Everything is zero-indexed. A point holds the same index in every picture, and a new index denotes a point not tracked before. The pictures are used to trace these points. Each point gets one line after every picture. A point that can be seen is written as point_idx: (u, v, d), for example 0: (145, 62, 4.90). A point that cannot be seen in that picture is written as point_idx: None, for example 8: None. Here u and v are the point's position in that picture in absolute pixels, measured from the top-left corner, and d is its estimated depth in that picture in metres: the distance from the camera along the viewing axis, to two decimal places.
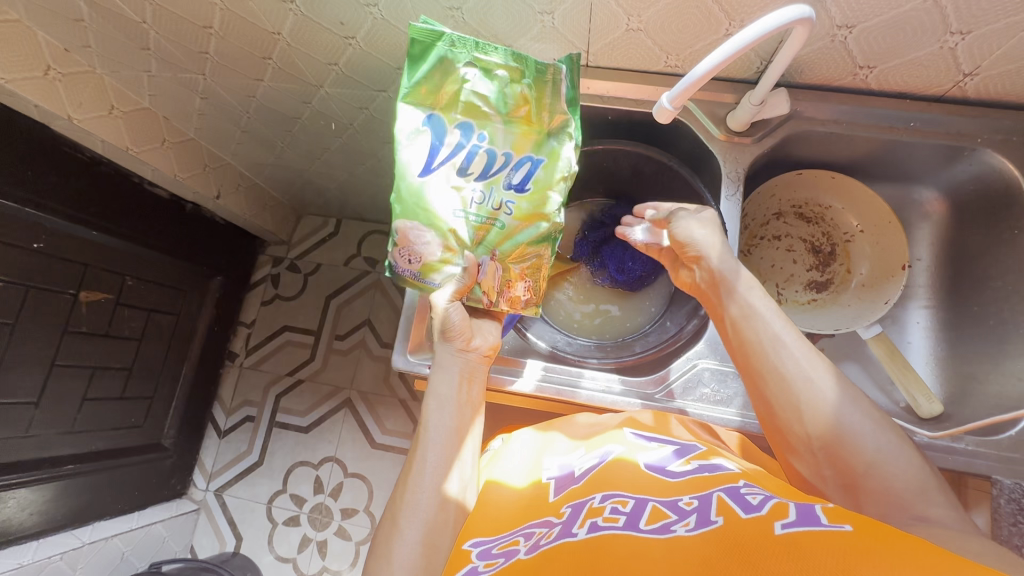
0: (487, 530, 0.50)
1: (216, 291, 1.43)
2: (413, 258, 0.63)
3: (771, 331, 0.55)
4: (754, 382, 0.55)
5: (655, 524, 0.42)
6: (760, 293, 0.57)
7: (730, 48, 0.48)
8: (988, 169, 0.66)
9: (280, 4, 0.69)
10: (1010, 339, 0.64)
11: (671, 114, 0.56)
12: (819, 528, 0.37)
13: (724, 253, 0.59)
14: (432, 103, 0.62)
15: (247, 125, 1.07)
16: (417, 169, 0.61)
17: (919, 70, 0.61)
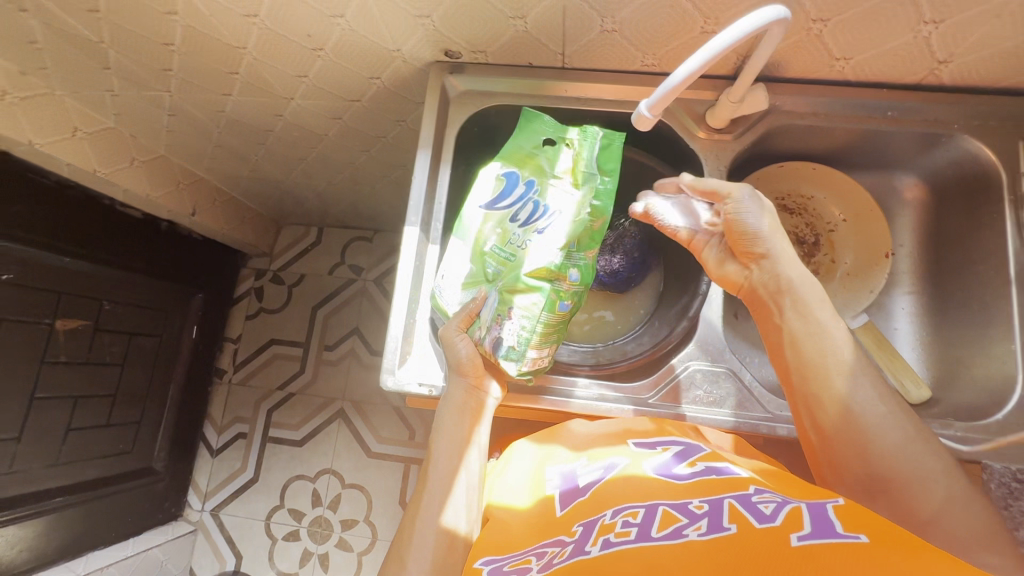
0: (494, 548, 0.50)
1: (199, 309, 1.40)
2: (443, 279, 0.64)
3: (839, 357, 0.54)
4: (811, 407, 0.54)
5: (667, 530, 0.42)
6: (827, 312, 0.56)
7: (709, 52, 0.47)
8: (965, 154, 0.67)
9: (243, 18, 0.66)
10: (992, 322, 0.64)
11: (651, 122, 0.54)
12: (835, 541, 0.37)
13: (797, 268, 0.57)
14: (515, 159, 0.65)
15: (219, 139, 1.04)
16: (484, 203, 0.64)
17: (894, 60, 0.61)
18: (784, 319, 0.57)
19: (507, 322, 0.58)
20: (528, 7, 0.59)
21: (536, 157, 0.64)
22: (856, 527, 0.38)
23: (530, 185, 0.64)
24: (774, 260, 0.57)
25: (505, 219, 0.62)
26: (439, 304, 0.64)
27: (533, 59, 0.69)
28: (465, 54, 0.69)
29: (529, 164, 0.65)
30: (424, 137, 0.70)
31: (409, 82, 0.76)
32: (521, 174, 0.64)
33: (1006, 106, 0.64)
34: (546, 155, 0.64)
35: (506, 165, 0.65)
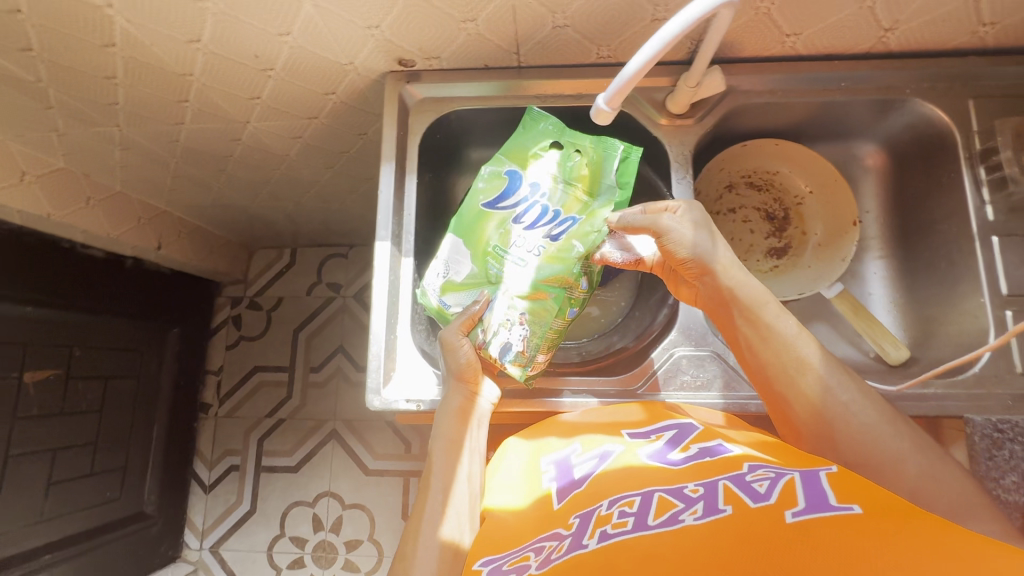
0: (493, 545, 0.48)
1: (175, 344, 1.36)
2: (437, 277, 0.64)
3: (794, 356, 0.56)
4: (776, 408, 0.56)
5: (663, 517, 0.42)
6: (774, 311, 0.57)
7: (661, 40, 0.47)
8: (919, 117, 0.68)
9: (186, 45, 0.64)
10: (961, 278, 0.66)
11: (610, 116, 0.54)
12: (828, 514, 0.38)
13: (737, 272, 0.58)
14: (519, 159, 0.66)
15: (177, 169, 1.01)
16: (485, 199, 0.65)
17: (841, 31, 0.62)
18: (737, 326, 0.58)
19: (515, 326, 0.60)
20: (477, 9, 0.58)
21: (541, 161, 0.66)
22: (849, 499, 0.39)
23: (535, 189, 0.65)
24: (714, 275, 0.58)
25: (509, 221, 0.64)
26: (432, 304, 0.63)
27: (487, 61, 0.68)
28: (419, 62, 0.68)
29: (534, 166, 0.66)
30: (386, 149, 0.69)
31: (365, 94, 0.75)
32: (527, 175, 0.66)
33: (952, 67, 0.66)
34: (554, 159, 0.66)
35: (509, 166, 0.66)
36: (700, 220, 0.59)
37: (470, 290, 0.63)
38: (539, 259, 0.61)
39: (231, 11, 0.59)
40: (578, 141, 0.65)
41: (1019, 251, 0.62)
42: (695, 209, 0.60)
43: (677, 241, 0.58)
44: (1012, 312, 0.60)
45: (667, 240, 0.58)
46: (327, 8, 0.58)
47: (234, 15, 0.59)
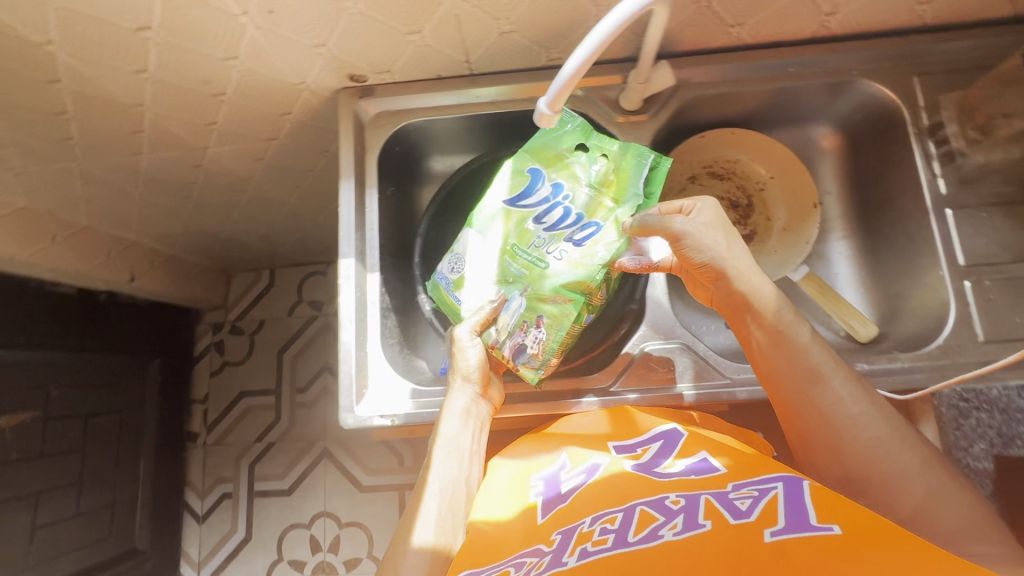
0: (474, 558, 0.48)
1: (157, 375, 1.34)
2: (456, 272, 0.65)
3: (807, 363, 0.56)
4: (786, 414, 0.57)
5: (643, 533, 0.42)
6: (792, 318, 0.57)
7: (598, 36, 0.47)
8: (867, 97, 0.69)
9: (133, 75, 0.64)
10: (920, 252, 0.66)
11: (552, 120, 0.53)
12: (809, 535, 0.37)
13: (752, 276, 0.58)
14: (542, 157, 0.65)
15: (142, 199, 1.01)
16: (507, 198, 0.65)
17: (783, 19, 0.63)
18: (750, 330, 0.58)
19: (532, 329, 0.61)
20: (421, 20, 0.58)
21: (567, 161, 0.64)
22: (830, 518, 0.39)
23: (559, 189, 0.64)
24: (729, 278, 0.58)
25: (530, 221, 0.64)
26: (450, 300, 0.65)
27: (439, 71, 0.68)
28: (370, 76, 0.68)
29: (558, 165, 0.65)
30: (344, 166, 0.68)
31: (322, 111, 0.75)
32: (551, 175, 0.64)
33: (896, 46, 0.66)
34: (579, 160, 0.64)
35: (532, 164, 0.65)
36: (717, 221, 0.58)
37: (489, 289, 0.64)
38: (559, 262, 0.61)
39: (175, 39, 0.58)
40: (607, 143, 0.63)
41: (972, 222, 0.63)
42: (712, 207, 0.59)
43: (691, 245, 0.58)
44: (971, 282, 0.61)
45: (684, 245, 0.58)
46: (270, 30, 0.58)
47: (178, 43, 0.59)
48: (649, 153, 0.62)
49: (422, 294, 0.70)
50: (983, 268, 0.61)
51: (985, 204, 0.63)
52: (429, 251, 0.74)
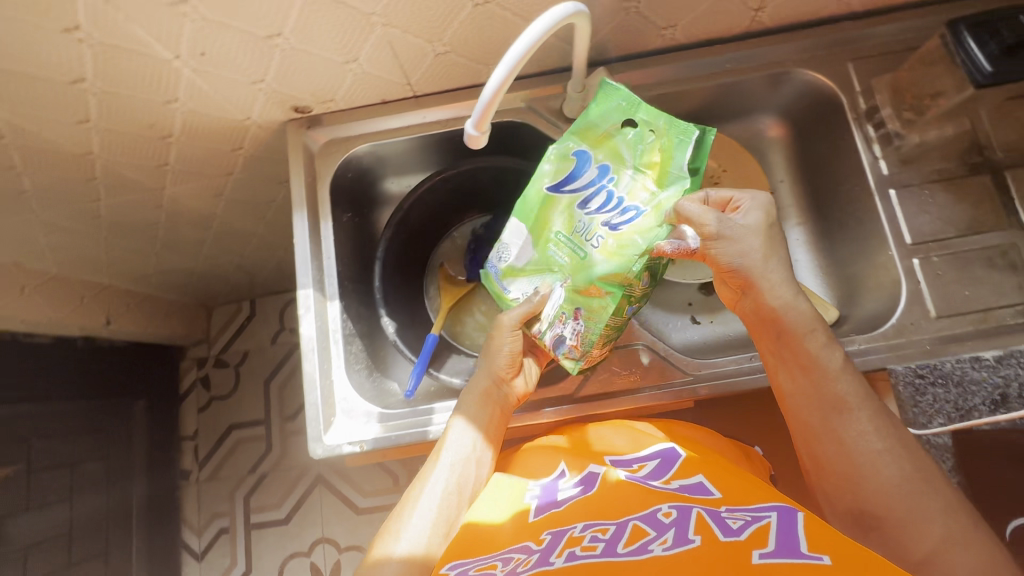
0: (459, 551, 0.49)
1: (143, 416, 1.34)
2: (503, 260, 0.65)
3: (833, 391, 0.54)
4: (803, 436, 0.55)
5: (633, 546, 0.43)
6: (824, 343, 0.55)
7: (521, 46, 0.46)
8: (806, 86, 0.70)
9: (76, 126, 0.64)
10: (871, 234, 0.67)
11: (481, 140, 0.51)
12: (797, 561, 0.37)
13: (787, 292, 0.56)
14: (589, 137, 0.63)
15: (108, 243, 1.01)
16: (550, 184, 0.63)
17: (713, 17, 0.64)
18: (777, 348, 0.57)
19: (572, 321, 0.60)
20: (354, 49, 0.59)
21: (613, 139, 0.62)
22: (820, 548, 0.38)
23: (605, 170, 0.62)
24: (760, 291, 0.57)
25: (574, 205, 0.62)
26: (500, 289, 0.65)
27: (384, 96, 0.69)
28: (315, 107, 0.68)
29: (604, 144, 0.62)
30: (296, 198, 0.69)
31: (273, 144, 0.75)
32: (596, 155, 0.62)
33: (828, 34, 0.68)
34: (626, 136, 0.61)
35: (577, 144, 0.63)
36: (761, 229, 0.57)
37: (534, 276, 0.63)
38: (598, 251, 0.59)
39: (112, 88, 0.59)
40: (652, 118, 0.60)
41: (915, 200, 0.64)
42: (762, 208, 0.58)
43: (725, 248, 0.57)
44: (919, 260, 0.62)
45: (713, 245, 0.57)
46: (207, 72, 0.59)
47: (116, 91, 0.59)
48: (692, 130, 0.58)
49: (384, 317, 0.71)
50: (930, 245, 0.62)
51: (928, 181, 0.64)
52: (390, 273, 0.74)
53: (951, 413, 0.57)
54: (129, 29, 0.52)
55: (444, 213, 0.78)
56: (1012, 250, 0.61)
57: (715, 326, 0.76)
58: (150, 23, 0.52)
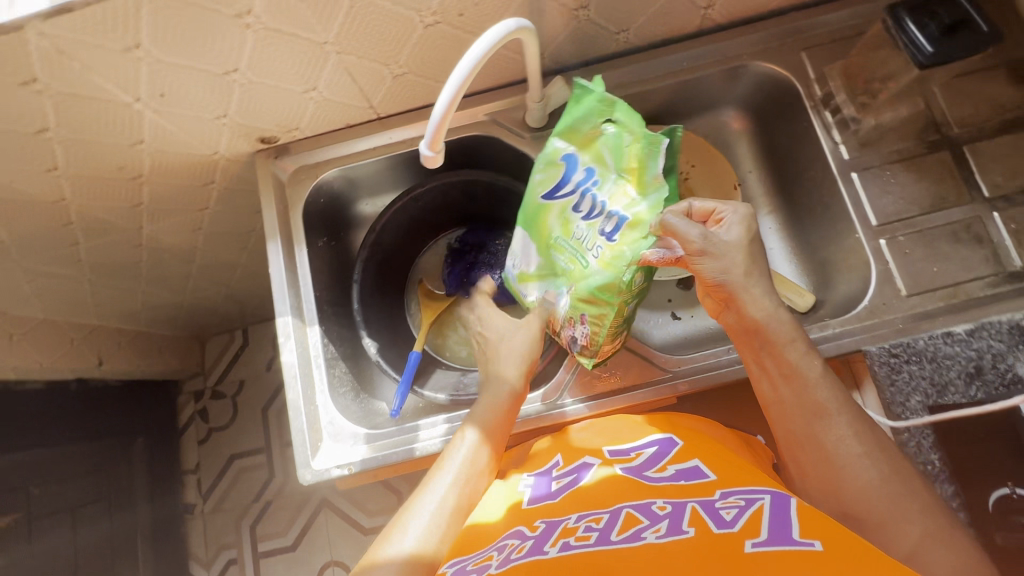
0: (459, 547, 0.48)
1: (142, 454, 1.33)
2: (514, 266, 0.68)
3: (813, 398, 0.52)
4: (788, 445, 0.54)
5: (626, 534, 0.43)
6: (803, 352, 0.54)
7: (465, 66, 0.47)
8: (763, 78, 0.71)
9: (45, 173, 0.65)
10: (838, 218, 0.68)
11: (437, 159, 0.52)
12: (790, 548, 0.37)
13: (767, 304, 0.55)
14: (574, 141, 0.64)
15: (92, 284, 1.01)
16: (543, 191, 0.65)
17: (664, 18, 0.65)
18: (759, 357, 0.56)
19: (579, 325, 0.61)
20: (313, 77, 0.60)
21: (598, 142, 0.63)
22: (812, 535, 0.39)
23: (591, 173, 0.63)
24: (745, 304, 0.55)
25: (568, 210, 0.63)
26: (515, 289, 0.69)
27: (349, 120, 0.70)
28: (281, 136, 0.69)
29: (590, 147, 0.63)
30: (269, 228, 0.69)
31: (244, 176, 0.76)
32: (583, 158, 0.63)
33: (779, 26, 0.69)
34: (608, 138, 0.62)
35: (566, 148, 0.64)
36: (742, 243, 0.57)
37: (541, 279, 0.66)
38: (594, 260, 0.60)
39: (77, 135, 0.60)
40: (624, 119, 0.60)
41: (878, 182, 0.65)
42: (744, 221, 0.57)
43: (709, 259, 0.56)
44: (886, 240, 0.63)
45: (700, 259, 0.56)
46: (168, 111, 0.59)
47: (81, 138, 0.60)
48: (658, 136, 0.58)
49: (366, 338, 0.71)
50: (894, 225, 0.63)
51: (888, 162, 0.65)
52: (369, 295, 0.75)
53: (928, 390, 0.57)
54: (86, 77, 0.53)
55: (420, 230, 0.79)
56: (976, 224, 0.62)
57: (697, 320, 0.77)
58: (107, 70, 0.53)
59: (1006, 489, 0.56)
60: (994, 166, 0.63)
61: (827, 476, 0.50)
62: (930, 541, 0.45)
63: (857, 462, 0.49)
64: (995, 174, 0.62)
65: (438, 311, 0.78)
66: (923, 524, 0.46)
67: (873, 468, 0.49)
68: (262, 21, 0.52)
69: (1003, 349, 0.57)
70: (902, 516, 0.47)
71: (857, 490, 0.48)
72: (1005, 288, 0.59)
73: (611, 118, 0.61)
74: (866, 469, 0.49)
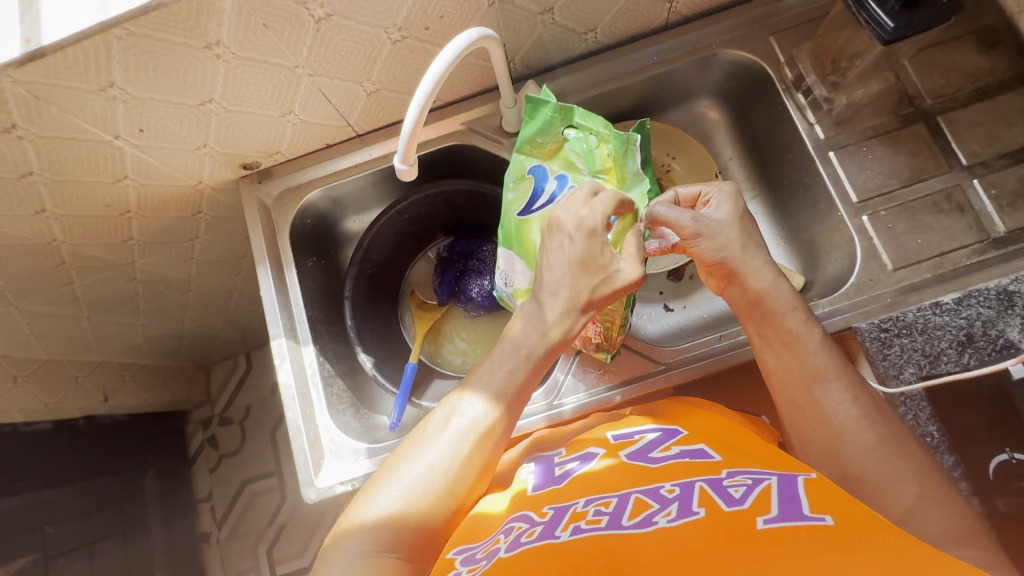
0: (462, 536, 0.48)
1: (155, 485, 1.34)
2: (507, 284, 0.67)
3: (812, 363, 0.52)
4: (789, 411, 0.54)
5: (637, 518, 0.42)
6: (802, 319, 0.54)
7: (429, 80, 0.47)
8: (735, 65, 0.72)
9: (34, 216, 0.66)
10: (820, 197, 0.68)
11: (412, 172, 0.53)
12: (801, 522, 0.37)
13: (768, 275, 0.55)
14: (536, 153, 0.65)
15: (92, 322, 1.02)
16: (519, 209, 0.65)
17: (630, 15, 0.66)
18: (761, 329, 0.55)
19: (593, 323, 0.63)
20: (288, 101, 0.61)
21: (563, 151, 0.64)
22: (821, 509, 0.39)
23: (563, 181, 0.64)
24: (748, 279, 0.55)
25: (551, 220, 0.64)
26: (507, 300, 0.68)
27: (329, 139, 0.70)
28: (263, 161, 0.70)
29: (556, 158, 0.65)
30: (257, 252, 0.70)
31: (230, 203, 0.77)
32: (551, 169, 0.64)
33: (746, 13, 0.69)
34: (572, 146, 0.63)
35: (534, 161, 0.65)
36: (733, 219, 0.57)
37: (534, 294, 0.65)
38: None
39: (62, 175, 0.61)
40: (586, 125, 0.62)
41: (855, 159, 0.65)
42: (731, 198, 0.58)
43: (704, 242, 0.57)
44: (868, 216, 0.63)
45: (697, 242, 0.57)
46: (149, 145, 0.60)
47: (66, 178, 0.61)
48: (629, 135, 0.61)
49: (360, 354, 0.72)
50: (876, 200, 0.64)
51: (864, 139, 0.65)
52: (362, 309, 0.75)
53: (920, 361, 0.58)
54: (65, 118, 0.54)
55: (410, 242, 0.80)
56: (957, 192, 0.62)
57: (689, 311, 0.77)
58: (85, 111, 0.54)
59: (1004, 454, 0.56)
60: (970, 135, 0.63)
61: (826, 452, 0.50)
62: (933, 508, 0.45)
63: (853, 436, 0.49)
64: (971, 142, 0.63)
65: (432, 322, 0.78)
66: (924, 490, 0.46)
67: (870, 430, 0.49)
68: (232, 51, 0.52)
69: (993, 316, 0.57)
70: (904, 488, 0.46)
71: (856, 459, 0.48)
72: (990, 255, 0.59)
73: (571, 124, 0.63)
74: (865, 430, 0.49)
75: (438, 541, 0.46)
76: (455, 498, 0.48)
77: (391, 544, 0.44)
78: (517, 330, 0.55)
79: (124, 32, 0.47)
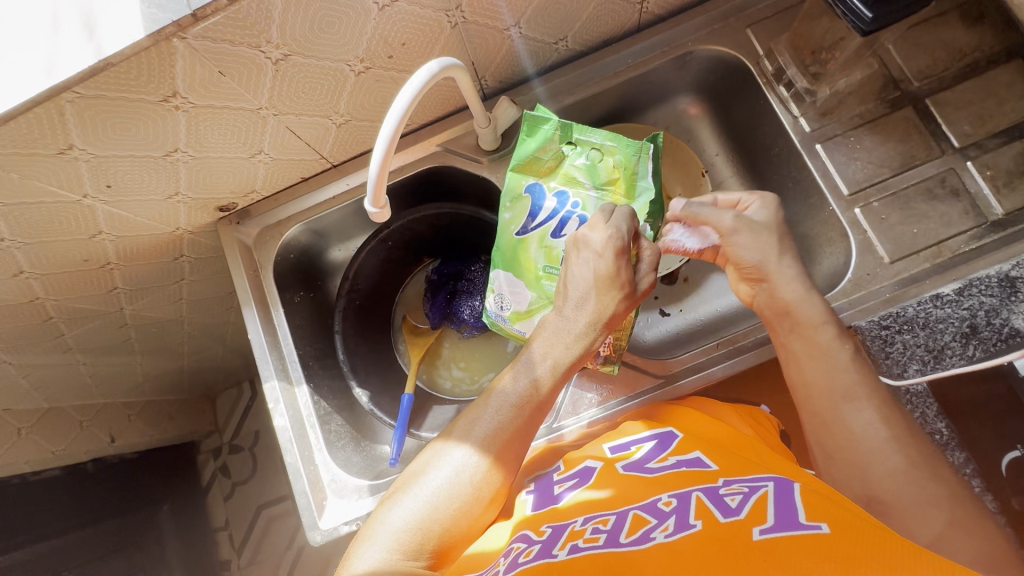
0: (474, 562, 0.46)
1: (172, 519, 1.34)
2: (503, 308, 0.64)
3: (841, 379, 0.51)
4: (812, 427, 0.52)
5: (635, 535, 0.41)
6: (831, 334, 0.52)
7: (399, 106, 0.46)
8: (713, 60, 0.70)
9: (13, 279, 0.65)
10: (811, 191, 0.66)
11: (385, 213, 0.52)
12: (797, 532, 0.36)
13: (799, 286, 0.53)
14: (533, 171, 0.64)
15: (90, 368, 1.02)
16: (516, 228, 0.64)
17: (601, 20, 0.64)
18: (789, 342, 0.54)
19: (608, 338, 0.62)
20: (256, 142, 0.59)
21: (562, 168, 0.63)
22: (817, 515, 0.38)
23: (562, 198, 0.63)
24: (778, 284, 0.54)
25: (548, 238, 0.63)
26: (499, 324, 0.65)
27: (303, 173, 0.69)
28: (239, 202, 0.69)
29: (554, 175, 0.64)
30: (243, 294, 0.69)
31: (211, 245, 0.76)
32: (548, 186, 0.63)
33: (719, 7, 0.67)
34: (572, 162, 0.63)
35: (530, 180, 0.64)
36: (769, 224, 0.55)
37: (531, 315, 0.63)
38: None
39: (35, 237, 0.60)
40: (590, 140, 0.61)
41: (843, 149, 0.63)
42: (771, 207, 0.56)
43: (739, 242, 0.55)
44: (861, 209, 0.61)
45: (734, 241, 0.56)
46: (120, 200, 0.59)
47: (39, 240, 0.60)
48: (641, 146, 0.61)
49: (356, 388, 0.71)
50: (868, 190, 0.62)
51: (851, 128, 0.63)
52: (354, 342, 0.74)
53: (924, 357, 0.56)
54: (28, 184, 0.53)
55: (397, 268, 0.79)
56: (951, 176, 0.60)
57: (686, 315, 0.76)
58: (49, 174, 0.53)
59: (1017, 451, 0.54)
60: (959, 115, 0.61)
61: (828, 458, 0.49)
62: (938, 511, 0.44)
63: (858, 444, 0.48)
64: (962, 123, 0.60)
65: (427, 347, 0.77)
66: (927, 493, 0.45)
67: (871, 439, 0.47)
68: (190, 101, 0.51)
69: (996, 304, 0.56)
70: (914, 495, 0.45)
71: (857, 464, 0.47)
72: (989, 239, 0.58)
73: (568, 140, 0.62)
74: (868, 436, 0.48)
75: (448, 555, 0.46)
76: (475, 508, 0.47)
77: (412, 550, 0.44)
78: (538, 347, 0.53)
79: (76, 95, 0.46)
